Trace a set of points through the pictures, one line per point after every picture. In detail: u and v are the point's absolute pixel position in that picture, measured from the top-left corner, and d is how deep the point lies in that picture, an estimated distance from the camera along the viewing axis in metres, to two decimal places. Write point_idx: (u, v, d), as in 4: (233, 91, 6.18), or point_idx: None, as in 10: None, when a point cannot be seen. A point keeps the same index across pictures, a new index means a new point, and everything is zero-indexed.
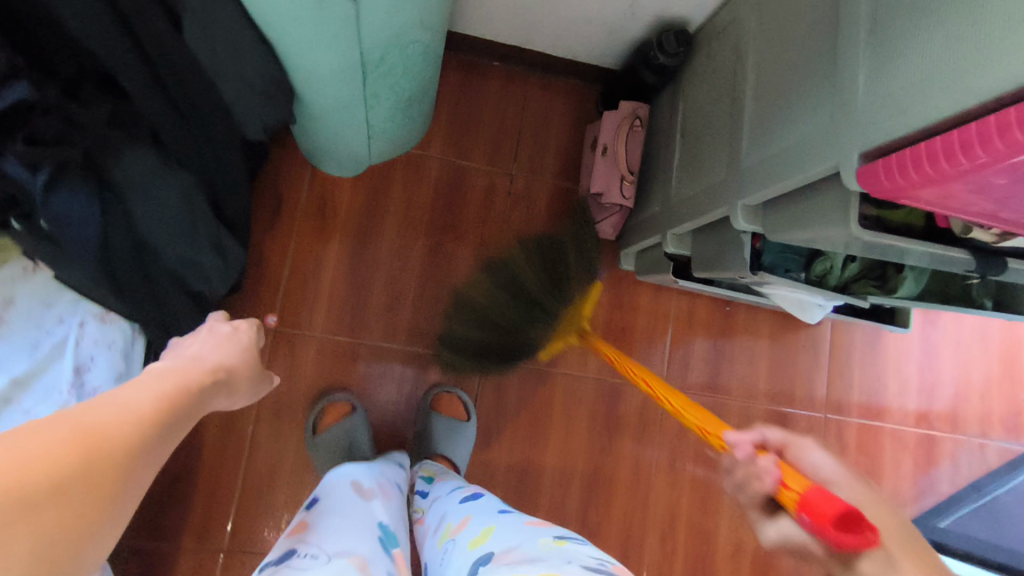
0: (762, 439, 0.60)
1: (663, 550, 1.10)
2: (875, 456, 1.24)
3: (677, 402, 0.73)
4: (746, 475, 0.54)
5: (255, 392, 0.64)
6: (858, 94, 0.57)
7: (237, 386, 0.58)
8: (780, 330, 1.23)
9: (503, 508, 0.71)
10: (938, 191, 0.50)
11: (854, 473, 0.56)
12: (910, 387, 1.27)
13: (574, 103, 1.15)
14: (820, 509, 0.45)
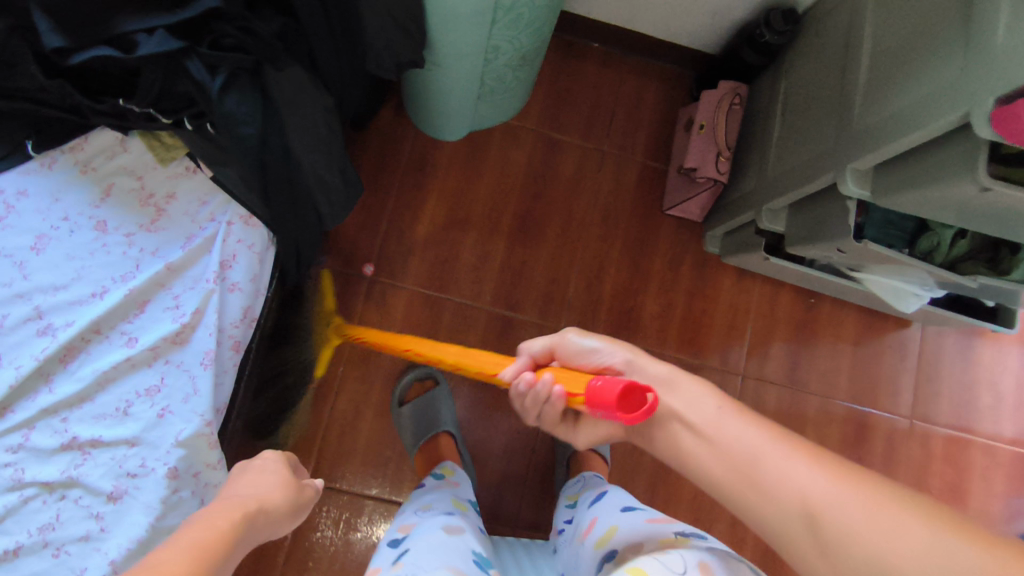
0: (543, 352, 0.70)
1: (731, 539, 1.08)
2: (963, 470, 1.18)
3: (452, 352, 0.79)
4: (533, 401, 0.62)
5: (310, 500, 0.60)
6: (991, 42, 0.57)
7: (270, 519, 0.50)
8: (866, 329, 1.19)
9: (626, 506, 0.69)
10: None
11: (616, 343, 0.66)
12: (1004, 401, 1.21)
13: (668, 87, 1.18)
14: (600, 395, 0.51)
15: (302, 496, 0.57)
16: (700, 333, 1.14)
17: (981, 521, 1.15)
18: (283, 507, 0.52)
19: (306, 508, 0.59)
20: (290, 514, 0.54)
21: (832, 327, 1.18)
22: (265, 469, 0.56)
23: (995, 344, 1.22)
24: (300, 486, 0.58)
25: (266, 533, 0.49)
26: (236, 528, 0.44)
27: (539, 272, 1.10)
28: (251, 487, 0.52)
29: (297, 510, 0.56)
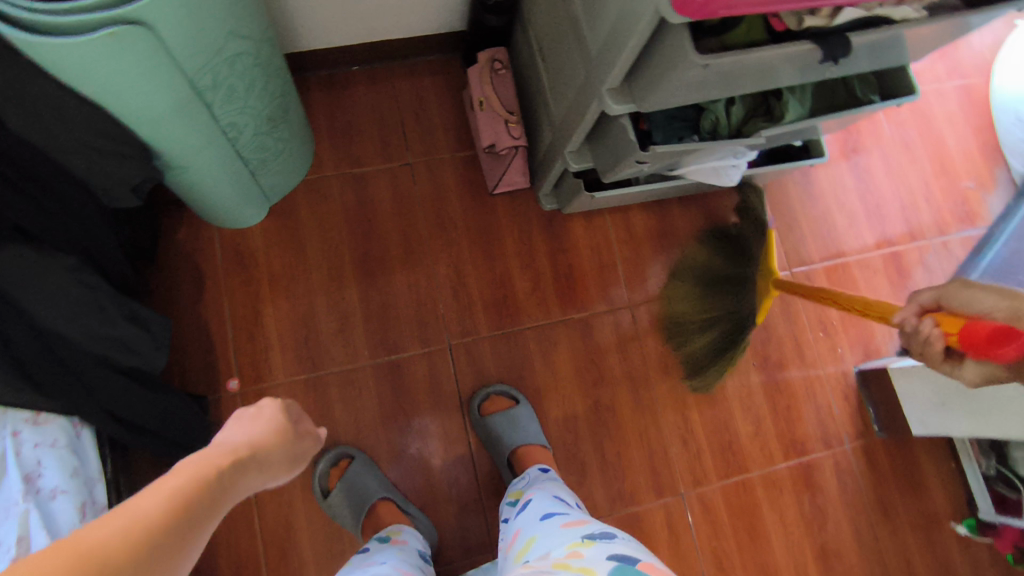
0: (924, 305, 0.65)
1: (688, 453, 1.12)
2: (851, 290, 1.26)
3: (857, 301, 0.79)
4: (912, 337, 0.64)
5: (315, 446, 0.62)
6: None
7: (271, 462, 0.52)
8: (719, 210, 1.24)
9: (546, 514, 0.71)
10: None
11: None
12: (857, 214, 1.29)
13: (441, 77, 1.17)
14: (972, 334, 0.56)
15: (301, 442, 0.58)
16: (577, 287, 1.15)
17: (883, 326, 1.24)
18: (280, 451, 0.54)
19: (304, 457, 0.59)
20: (289, 463, 0.55)
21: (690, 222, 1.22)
22: (267, 412, 0.57)
23: (829, 170, 1.31)
24: (300, 431, 0.59)
25: (269, 475, 0.52)
26: (232, 474, 0.46)
27: (403, 304, 1.08)
28: (253, 434, 0.52)
29: (295, 459, 0.56)
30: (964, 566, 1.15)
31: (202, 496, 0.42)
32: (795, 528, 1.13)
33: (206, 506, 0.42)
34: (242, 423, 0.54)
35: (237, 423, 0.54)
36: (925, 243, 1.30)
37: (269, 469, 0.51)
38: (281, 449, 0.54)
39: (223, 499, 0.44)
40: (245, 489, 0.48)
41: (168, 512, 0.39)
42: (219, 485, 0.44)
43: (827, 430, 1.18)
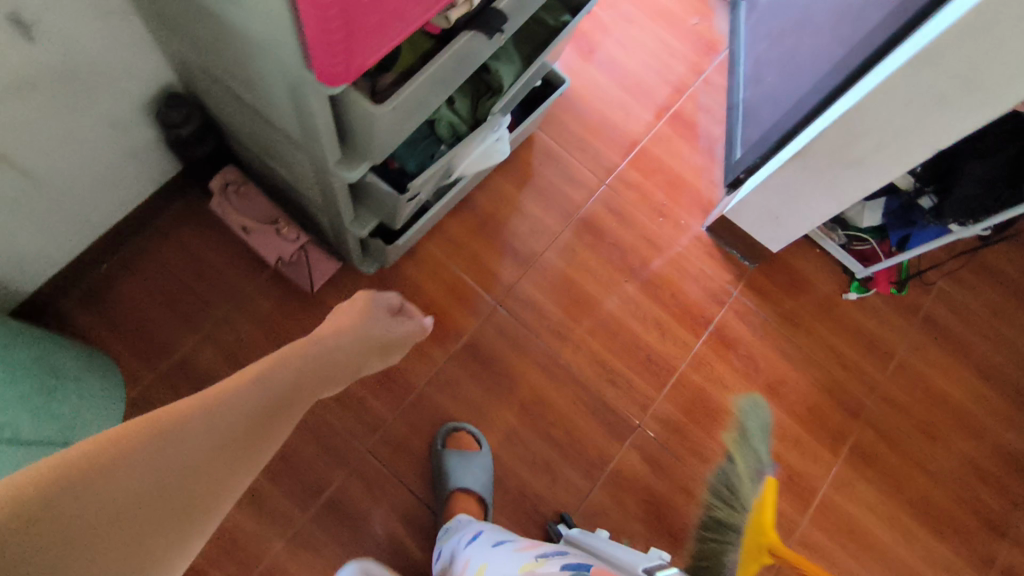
0: None
1: (622, 389, 1.17)
2: (661, 167, 1.33)
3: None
4: None
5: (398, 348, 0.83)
6: (264, 46, 0.58)
7: (349, 371, 0.70)
8: (517, 173, 1.27)
9: (501, 544, 0.73)
10: (364, 32, 0.52)
11: None
12: (627, 101, 1.36)
13: (194, 220, 1.09)
14: None
15: (383, 347, 0.79)
16: (443, 319, 1.15)
17: (702, 179, 1.33)
18: (368, 351, 0.75)
19: (375, 365, 0.79)
20: (375, 356, 0.77)
21: (500, 200, 1.24)
22: (378, 313, 0.80)
23: (582, 80, 1.36)
24: (391, 336, 0.81)
25: (355, 359, 0.72)
26: (321, 367, 0.63)
27: (301, 443, 1.04)
28: (353, 320, 0.75)
29: (370, 355, 0.76)
30: (871, 322, 1.29)
31: (265, 420, 0.51)
32: (737, 385, 1.21)
33: (247, 457, 0.48)
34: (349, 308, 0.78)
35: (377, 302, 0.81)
36: (692, 91, 1.39)
37: (352, 358, 0.70)
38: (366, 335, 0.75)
39: (277, 433, 0.53)
40: (288, 429, 0.55)
41: (201, 464, 0.44)
42: (264, 427, 0.51)
43: (713, 292, 1.26)
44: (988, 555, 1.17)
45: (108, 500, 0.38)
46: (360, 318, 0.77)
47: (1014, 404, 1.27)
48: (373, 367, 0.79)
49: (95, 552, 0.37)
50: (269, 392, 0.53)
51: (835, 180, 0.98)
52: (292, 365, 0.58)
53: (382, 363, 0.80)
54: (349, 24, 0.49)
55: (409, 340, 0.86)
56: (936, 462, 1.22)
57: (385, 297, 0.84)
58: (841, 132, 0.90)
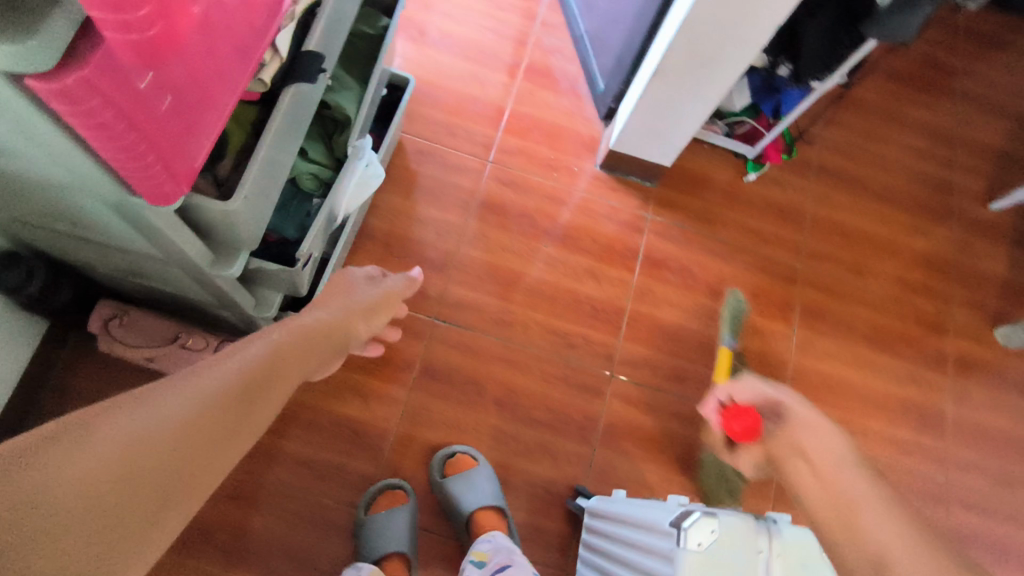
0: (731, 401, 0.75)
1: (584, 348, 1.17)
2: (536, 122, 1.31)
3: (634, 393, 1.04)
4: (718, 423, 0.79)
5: (387, 308, 0.88)
6: (76, 191, 0.51)
7: (331, 346, 0.74)
8: (399, 183, 1.22)
9: None
10: (178, 139, 0.46)
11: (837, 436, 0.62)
12: (478, 71, 1.32)
13: (88, 366, 0.99)
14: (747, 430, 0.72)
15: (364, 314, 0.83)
16: (387, 356, 1.11)
17: (578, 119, 1.32)
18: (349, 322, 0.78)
19: (363, 334, 0.83)
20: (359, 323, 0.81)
21: (394, 217, 1.19)
22: (351, 293, 0.85)
23: (427, 66, 1.30)
24: (371, 302, 0.84)
25: (339, 330, 0.75)
26: (297, 347, 0.65)
27: (298, 537, 1.00)
28: (327, 302, 0.80)
29: (354, 327, 0.80)
30: (776, 191, 1.34)
31: (251, 393, 0.53)
32: (684, 298, 1.23)
33: (236, 426, 0.50)
34: (320, 294, 0.83)
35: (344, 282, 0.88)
36: (534, 38, 1.37)
37: (333, 334, 0.74)
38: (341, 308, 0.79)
39: (263, 410, 0.55)
40: (273, 407, 0.57)
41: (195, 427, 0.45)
42: (251, 400, 0.53)
43: (629, 221, 1.26)
44: (945, 354, 1.27)
45: (104, 453, 0.39)
46: (332, 298, 0.81)
47: (916, 214, 1.37)
48: (358, 338, 0.83)
49: (101, 511, 0.37)
50: (251, 367, 0.55)
51: (698, 83, 0.99)
52: (273, 345, 0.61)
53: (371, 329, 0.84)
54: (156, 142, 0.44)
55: (395, 300, 0.91)
56: (875, 292, 1.30)
57: (355, 273, 0.91)
58: (686, 38, 0.90)
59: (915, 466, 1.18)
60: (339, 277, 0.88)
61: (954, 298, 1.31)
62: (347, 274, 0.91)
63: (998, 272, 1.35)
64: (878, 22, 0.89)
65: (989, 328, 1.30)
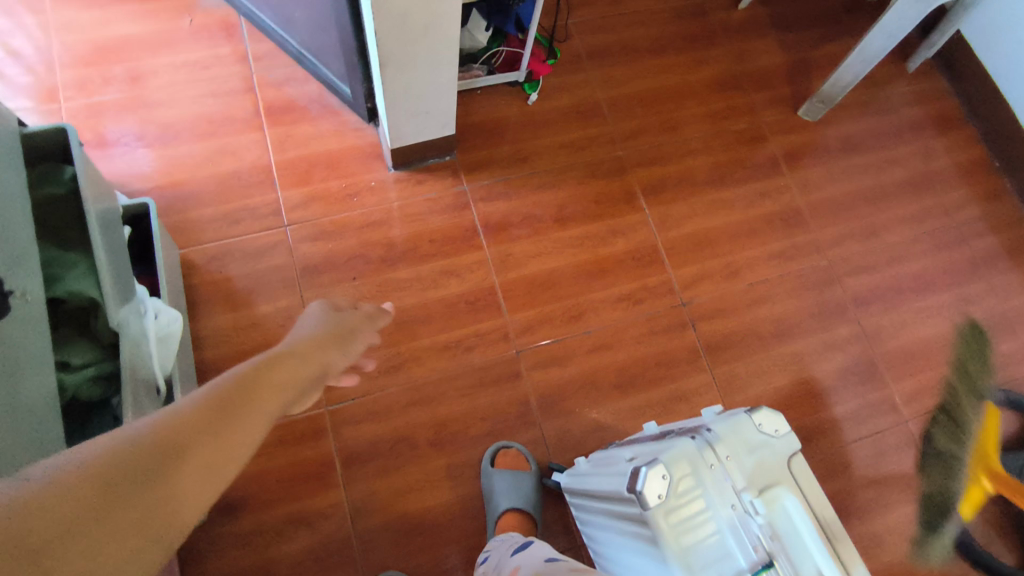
0: None
1: (480, 344, 1.13)
2: (308, 159, 1.19)
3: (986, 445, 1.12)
4: None
5: (369, 325, 0.84)
6: None
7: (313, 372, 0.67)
8: (210, 300, 1.09)
9: (550, 556, 0.73)
10: None
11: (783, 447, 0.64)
12: (221, 143, 1.18)
13: None
14: None
15: (339, 340, 0.75)
16: (304, 472, 1.02)
17: (347, 133, 1.22)
18: (326, 346, 0.72)
19: (348, 359, 0.75)
20: (336, 346, 0.73)
21: (227, 336, 1.07)
22: (321, 324, 0.78)
23: (165, 168, 1.15)
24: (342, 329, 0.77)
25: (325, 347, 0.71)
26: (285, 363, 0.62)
27: None
28: (308, 326, 0.77)
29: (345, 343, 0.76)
30: (564, 96, 1.31)
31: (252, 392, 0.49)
32: (541, 243, 1.20)
33: (235, 423, 0.45)
34: (303, 322, 0.80)
35: (306, 314, 0.83)
36: (258, 78, 1.24)
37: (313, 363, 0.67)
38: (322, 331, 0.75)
39: (271, 409, 0.51)
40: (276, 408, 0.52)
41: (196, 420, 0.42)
42: (250, 396, 0.49)
43: (452, 203, 1.20)
44: (773, 155, 1.33)
45: (89, 460, 0.35)
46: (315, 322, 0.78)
47: (690, 46, 1.38)
48: (342, 363, 0.74)
49: (120, 506, 0.35)
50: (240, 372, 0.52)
51: (426, 57, 0.91)
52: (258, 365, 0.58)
53: (357, 350, 0.77)
54: None
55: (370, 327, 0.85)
56: (694, 138, 1.32)
57: (327, 304, 0.84)
58: (388, 21, 0.82)
59: (802, 265, 1.26)
60: (308, 314, 0.81)
61: (756, 103, 1.36)
62: (314, 308, 0.83)
63: (779, 60, 1.40)
64: None
65: (795, 112, 1.37)
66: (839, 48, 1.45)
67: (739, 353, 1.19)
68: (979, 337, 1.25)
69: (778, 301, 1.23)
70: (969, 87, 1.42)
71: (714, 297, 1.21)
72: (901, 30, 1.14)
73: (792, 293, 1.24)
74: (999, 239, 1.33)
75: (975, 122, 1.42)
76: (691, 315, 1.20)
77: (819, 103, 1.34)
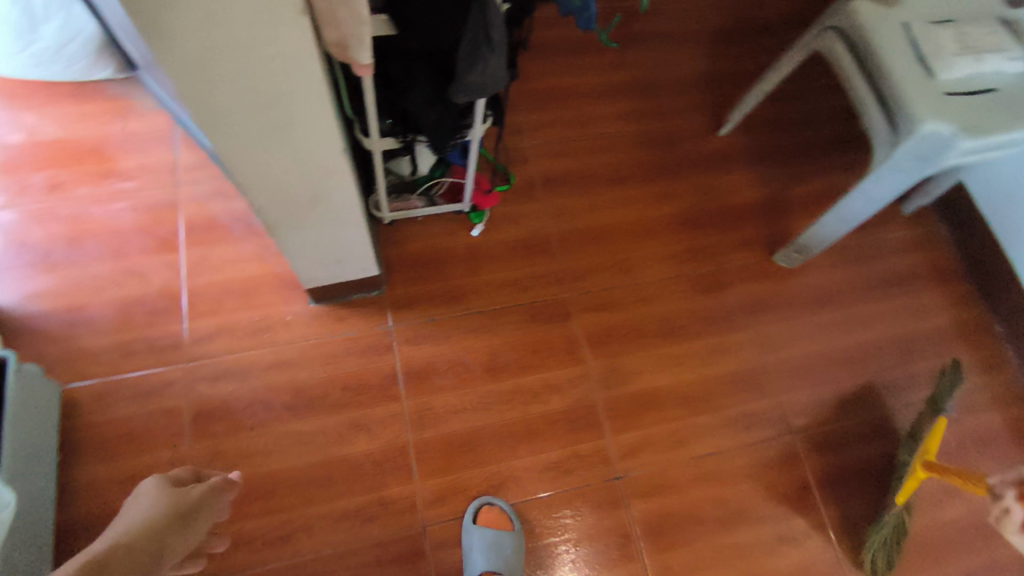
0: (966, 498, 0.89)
1: (382, 518, 1.00)
2: (221, 285, 1.10)
3: None
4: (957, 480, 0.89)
5: (224, 488, 0.81)
6: None
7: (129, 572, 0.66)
8: (91, 445, 0.98)
9: None
10: None
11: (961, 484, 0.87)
12: (131, 261, 1.10)
13: None
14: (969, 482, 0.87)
15: (177, 521, 0.73)
16: None
17: (267, 258, 1.13)
18: (165, 537, 0.71)
19: (187, 540, 0.74)
20: (169, 536, 0.71)
21: (98, 488, 0.96)
22: (159, 496, 0.75)
23: (65, 288, 1.07)
24: (181, 506, 0.75)
25: (160, 543, 0.70)
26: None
27: None
28: (146, 505, 0.74)
29: (184, 526, 0.74)
30: (511, 228, 1.20)
31: None
32: (466, 396, 1.08)
33: None
34: (142, 493, 0.76)
35: (135, 495, 0.77)
36: (182, 192, 1.16)
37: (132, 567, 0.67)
38: (161, 513, 0.73)
39: None
40: None
41: None
42: None
43: (373, 343, 1.09)
44: (739, 305, 1.20)
45: None
46: (157, 495, 0.76)
47: (659, 178, 1.27)
48: (179, 549, 0.72)
49: None
50: None
51: (323, 220, 0.82)
52: None
53: (194, 536, 0.74)
54: None
55: (217, 495, 0.80)
56: (652, 281, 1.19)
57: (164, 477, 0.79)
58: (268, 195, 0.73)
59: (762, 437, 1.11)
60: (141, 491, 0.77)
61: (724, 245, 1.24)
62: (151, 483, 0.78)
63: (756, 195, 1.28)
64: (463, 84, 0.73)
65: (767, 257, 1.24)
66: (829, 183, 1.31)
67: (679, 541, 1.04)
68: (964, 541, 1.08)
69: (730, 480, 1.08)
70: (969, 239, 1.28)
71: (658, 472, 1.07)
72: (881, 198, 0.99)
73: (747, 470, 1.09)
74: (997, 417, 1.17)
75: (975, 277, 1.27)
76: (628, 491, 1.06)
77: (796, 252, 1.20)
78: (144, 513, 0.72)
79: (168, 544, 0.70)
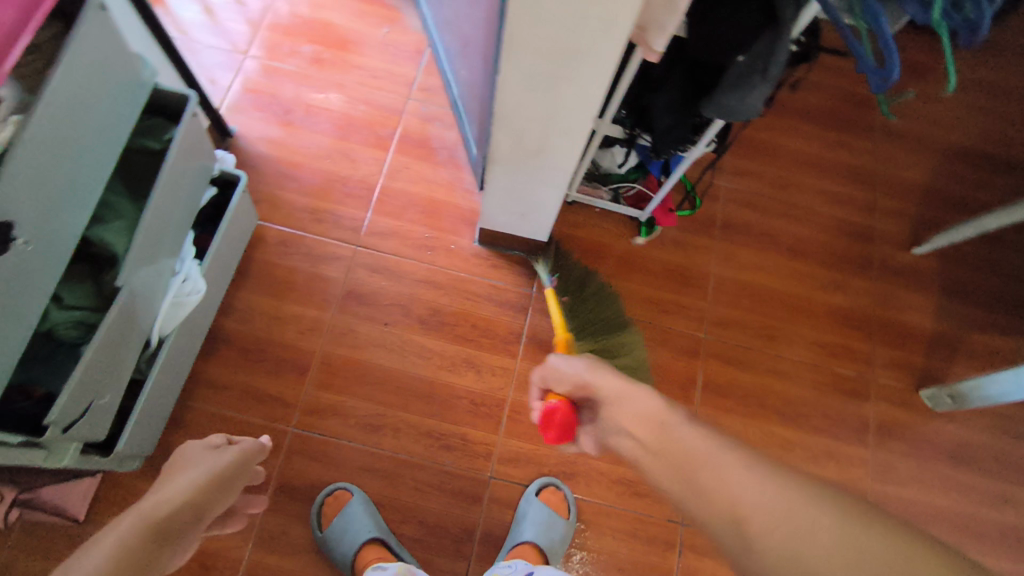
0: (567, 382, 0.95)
1: (459, 452, 1.06)
2: (409, 195, 1.21)
3: None
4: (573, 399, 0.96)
5: (259, 450, 0.84)
6: None
7: (177, 523, 0.65)
8: (261, 279, 1.12)
9: None
10: None
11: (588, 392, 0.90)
12: (348, 145, 1.23)
13: None
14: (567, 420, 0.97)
15: (218, 481, 0.74)
16: None
17: (456, 189, 1.22)
18: (210, 491, 0.72)
19: (227, 501, 0.75)
20: (215, 492, 0.73)
21: (253, 317, 1.10)
22: (201, 459, 0.77)
23: (291, 145, 1.22)
24: (223, 468, 0.76)
25: (205, 499, 0.71)
26: (152, 527, 0.63)
27: None
28: (188, 468, 0.75)
29: (227, 485, 0.75)
30: (675, 254, 1.22)
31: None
32: None
33: None
34: (184, 459, 0.78)
35: (186, 451, 0.80)
36: (410, 105, 1.28)
37: (178, 512, 0.66)
38: (207, 473, 0.74)
39: None
40: None
41: None
42: None
43: (513, 300, 1.16)
44: (866, 422, 1.15)
45: None
46: (196, 459, 0.77)
47: (835, 268, 1.24)
48: (218, 507, 0.73)
49: None
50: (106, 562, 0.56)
51: (534, 172, 0.89)
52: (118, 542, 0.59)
53: (232, 496, 0.76)
54: None
55: (253, 456, 0.83)
56: (788, 360, 1.17)
57: (202, 443, 0.82)
58: (507, 133, 0.81)
59: None
60: (183, 455, 0.79)
61: (876, 359, 1.19)
62: (189, 448, 0.81)
63: (929, 325, 1.22)
64: (718, 104, 0.76)
65: (915, 389, 1.17)
66: (1012, 346, 1.22)
67: None
68: None
69: None
70: None
71: None
72: None
73: None
74: None
75: None
76: (685, 540, 1.05)
77: (948, 397, 1.13)
78: (192, 473, 0.73)
79: (212, 497, 0.71)
